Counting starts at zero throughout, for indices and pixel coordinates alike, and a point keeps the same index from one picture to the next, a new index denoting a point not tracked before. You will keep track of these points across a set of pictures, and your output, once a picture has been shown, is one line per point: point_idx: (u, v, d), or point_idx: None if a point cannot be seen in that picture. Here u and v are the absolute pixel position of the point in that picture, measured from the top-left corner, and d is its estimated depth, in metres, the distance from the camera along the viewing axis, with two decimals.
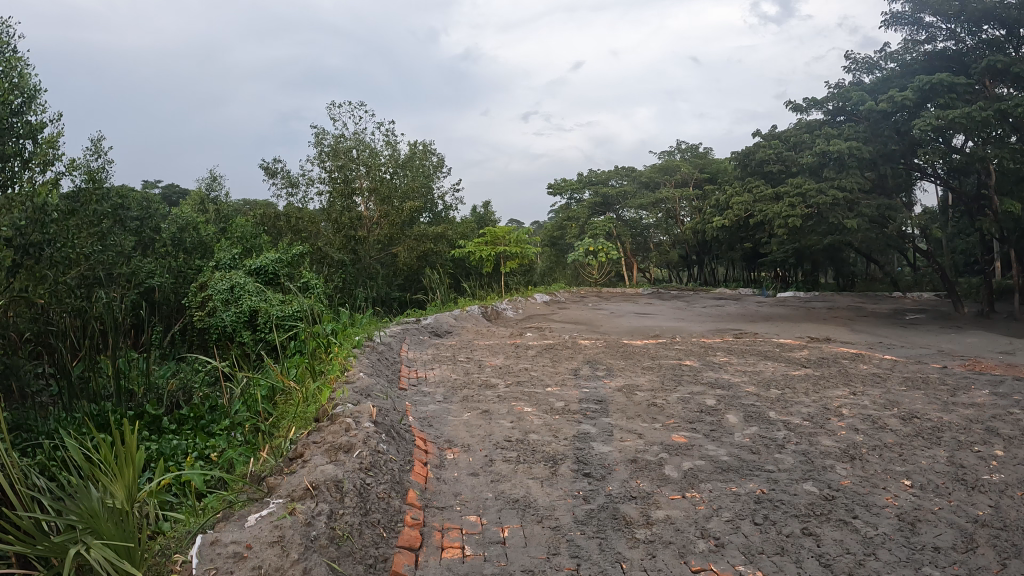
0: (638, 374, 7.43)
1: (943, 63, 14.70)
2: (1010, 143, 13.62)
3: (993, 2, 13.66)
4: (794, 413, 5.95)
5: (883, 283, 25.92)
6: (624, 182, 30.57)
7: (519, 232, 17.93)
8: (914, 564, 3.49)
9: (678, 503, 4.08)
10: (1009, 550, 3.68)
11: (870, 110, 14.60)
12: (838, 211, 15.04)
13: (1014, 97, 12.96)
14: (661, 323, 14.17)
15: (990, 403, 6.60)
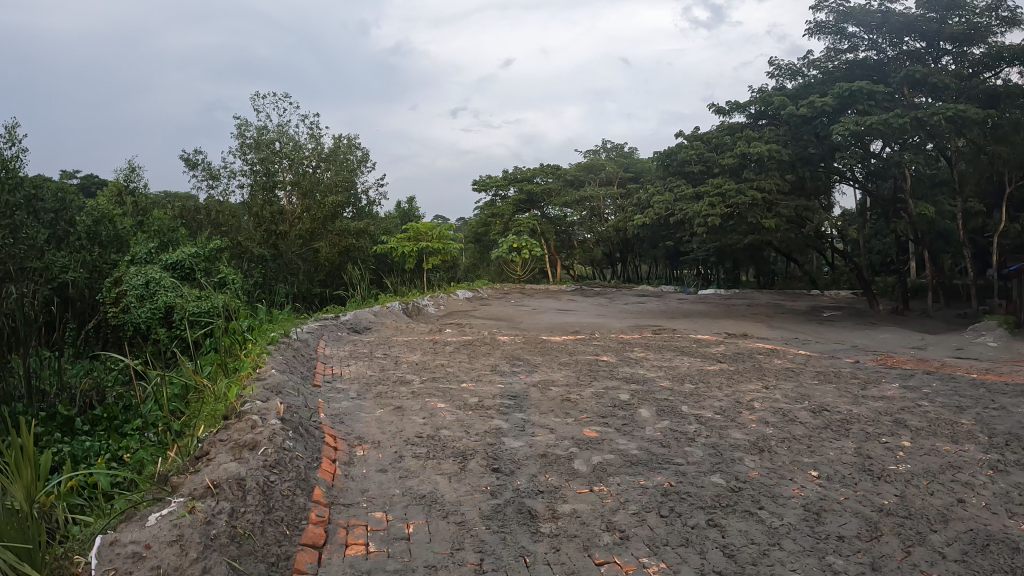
0: (555, 369, 7.51)
1: (864, 71, 15.34)
2: (925, 149, 14.53)
3: (915, 15, 14.25)
4: (706, 407, 6.08)
5: (802, 282, 26.95)
6: (549, 180, 29.06)
7: (442, 229, 18.42)
8: (818, 552, 3.61)
9: (585, 496, 4.13)
10: (912, 538, 3.84)
11: (793, 115, 15.24)
12: (757, 211, 15.32)
13: (932, 107, 13.49)
14: (582, 319, 14.39)
15: (899, 396, 6.92)
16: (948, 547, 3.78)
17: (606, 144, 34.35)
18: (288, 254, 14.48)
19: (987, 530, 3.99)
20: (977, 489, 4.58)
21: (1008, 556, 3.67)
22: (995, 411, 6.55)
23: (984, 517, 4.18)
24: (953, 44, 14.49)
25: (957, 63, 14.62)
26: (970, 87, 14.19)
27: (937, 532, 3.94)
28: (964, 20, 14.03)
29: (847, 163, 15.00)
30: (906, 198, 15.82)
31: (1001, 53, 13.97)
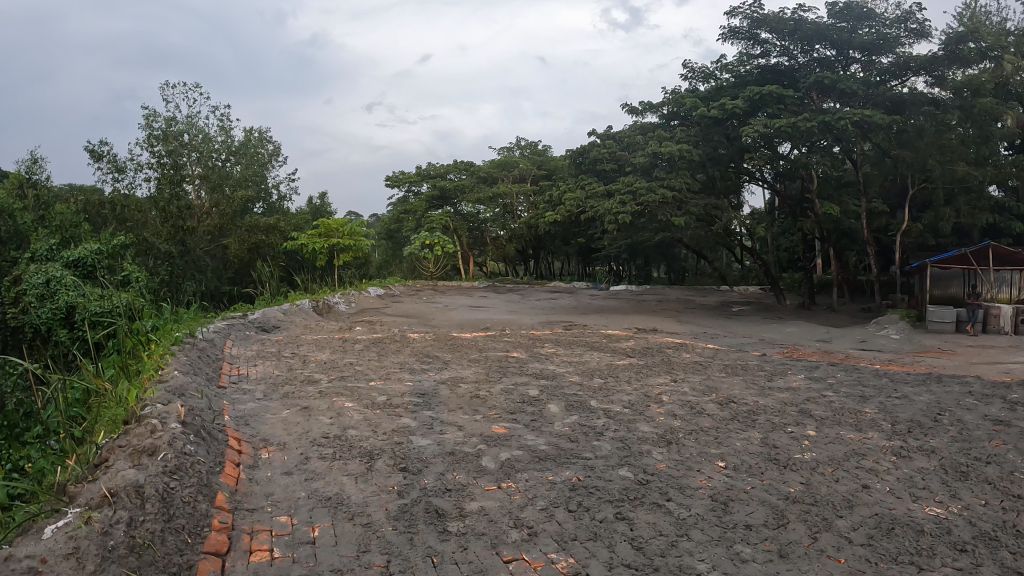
0: (466, 367, 7.59)
1: (774, 77, 15.97)
2: (832, 151, 15.18)
3: (825, 24, 14.81)
4: (615, 401, 6.29)
5: (710, 279, 28.27)
6: (461, 176, 29.52)
7: (353, 225, 18.24)
8: (726, 542, 3.74)
9: (493, 493, 4.20)
10: (817, 525, 4.01)
11: (705, 116, 15.63)
12: (667, 209, 15.76)
13: (838, 111, 14.00)
14: (495, 315, 14.46)
15: (805, 386, 7.30)
16: (853, 531, 3.96)
17: (522, 142, 34.54)
18: (195, 250, 13.75)
19: (890, 514, 4.18)
20: (881, 475, 4.82)
21: (907, 537, 3.86)
22: (896, 400, 6.96)
23: (887, 501, 4.40)
24: (862, 52, 15.15)
25: (865, 71, 15.29)
26: (877, 93, 14.92)
27: (842, 517, 4.12)
28: (874, 31, 14.78)
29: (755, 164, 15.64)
30: (812, 198, 16.87)
31: (906, 63, 14.73)
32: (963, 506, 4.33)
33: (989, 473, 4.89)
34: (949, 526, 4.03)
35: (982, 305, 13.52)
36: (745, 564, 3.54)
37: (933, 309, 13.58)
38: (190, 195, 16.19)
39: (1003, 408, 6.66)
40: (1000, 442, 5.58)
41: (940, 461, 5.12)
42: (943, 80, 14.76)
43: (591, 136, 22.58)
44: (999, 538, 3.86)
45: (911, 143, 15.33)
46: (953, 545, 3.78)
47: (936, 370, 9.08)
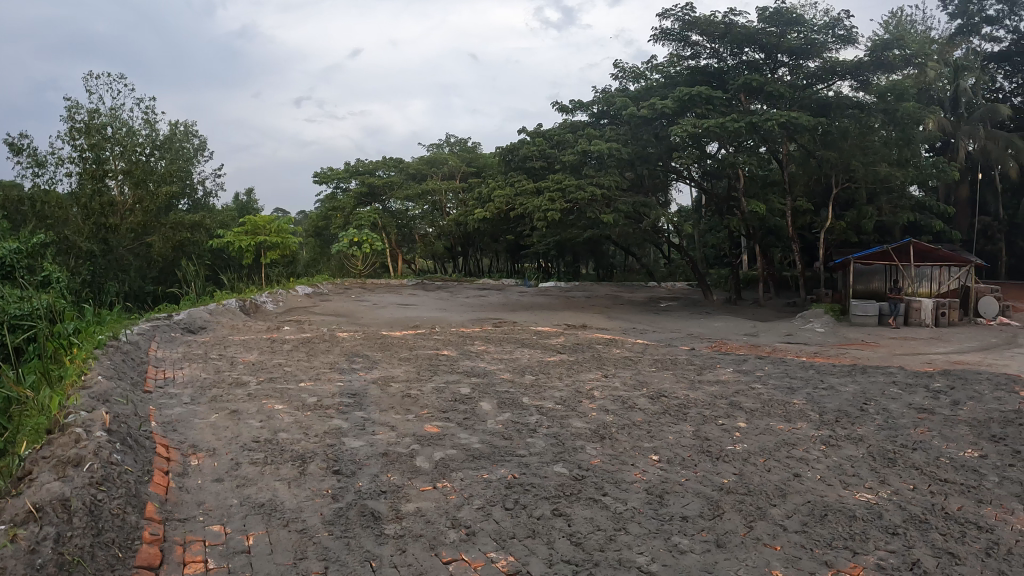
0: (395, 367, 7.63)
1: (704, 78, 16.36)
2: (758, 152, 15.76)
3: (756, 29, 15.19)
4: (545, 398, 6.58)
5: (639, 276, 29.06)
6: (391, 173, 29.32)
7: (281, 221, 17.75)
8: (663, 534, 3.83)
9: (429, 494, 4.21)
10: (752, 513, 4.13)
11: (635, 116, 15.96)
12: (595, 207, 16.03)
13: (764, 113, 14.46)
14: (425, 313, 14.44)
15: (733, 379, 7.84)
16: (787, 518, 4.08)
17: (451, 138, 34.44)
18: (118, 250, 14.01)
19: (822, 501, 4.33)
20: (810, 464, 4.99)
21: (840, 523, 3.99)
22: (822, 391, 7.25)
23: (819, 488, 4.55)
24: (790, 57, 15.63)
25: (792, 74, 15.72)
26: (803, 97, 15.53)
27: (775, 506, 4.25)
28: (802, 35, 15.12)
29: (684, 163, 15.97)
30: (739, 197, 17.56)
31: (833, 68, 15.32)
32: (892, 490, 4.52)
33: (914, 459, 5.11)
34: (881, 510, 4.19)
35: (904, 300, 14.09)
36: (684, 555, 3.62)
37: (858, 304, 14.07)
38: (112, 188, 14.86)
39: (925, 396, 7.00)
40: (925, 429, 5.84)
41: (869, 448, 5.33)
42: (869, 85, 15.32)
43: (521, 134, 22.58)
44: (928, 520, 4.03)
45: (837, 145, 15.97)
46: (885, 529, 3.92)
47: (859, 362, 9.47)
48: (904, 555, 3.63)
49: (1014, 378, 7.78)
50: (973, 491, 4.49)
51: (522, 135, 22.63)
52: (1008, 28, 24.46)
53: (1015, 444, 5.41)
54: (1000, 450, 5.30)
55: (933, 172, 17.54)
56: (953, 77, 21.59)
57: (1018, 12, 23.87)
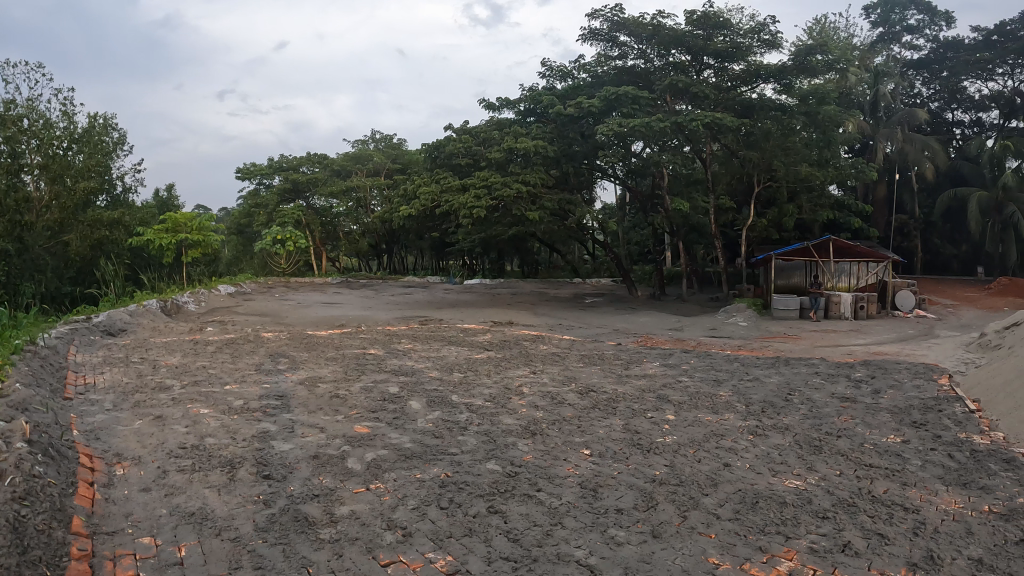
0: (322, 366, 7.51)
1: (631, 78, 16.67)
2: (681, 151, 16.16)
3: (683, 31, 15.57)
4: (475, 396, 6.59)
5: (564, 272, 29.45)
6: (315, 169, 28.75)
7: (203, 219, 17.15)
8: (600, 527, 3.88)
9: (362, 496, 4.14)
10: (684, 503, 4.23)
11: (561, 115, 16.16)
12: (522, 204, 16.10)
13: (689, 114, 14.84)
14: (351, 312, 14.22)
15: (659, 373, 8.03)
16: (720, 507, 4.20)
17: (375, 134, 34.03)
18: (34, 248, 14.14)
19: (751, 489, 4.48)
20: (738, 453, 5.16)
21: (772, 509, 4.13)
22: (747, 383, 7.51)
23: (749, 477, 4.70)
24: (716, 60, 16.04)
25: (717, 77, 16.26)
26: (727, 98, 15.99)
27: (707, 495, 4.37)
28: (728, 39, 15.62)
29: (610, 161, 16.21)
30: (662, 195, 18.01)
31: (757, 71, 15.80)
32: (817, 476, 4.71)
33: (837, 446, 5.34)
34: (810, 496, 4.36)
35: (824, 294, 14.70)
36: (620, 547, 3.68)
37: (780, 298, 14.61)
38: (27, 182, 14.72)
39: (847, 385, 7.33)
40: (848, 417, 6.12)
41: (795, 437, 5.54)
42: (790, 88, 15.87)
43: (448, 131, 22.43)
44: (856, 504, 4.21)
45: (759, 145, 16.54)
46: (816, 513, 4.09)
47: (781, 354, 9.85)
48: (834, 538, 3.78)
49: (928, 367, 8.24)
50: (896, 474, 4.73)
51: (449, 132, 22.53)
52: (928, 37, 26.03)
53: (933, 430, 5.72)
54: (919, 435, 5.60)
55: (851, 172, 18.31)
56: (874, 82, 22.57)
57: (937, 23, 25.62)
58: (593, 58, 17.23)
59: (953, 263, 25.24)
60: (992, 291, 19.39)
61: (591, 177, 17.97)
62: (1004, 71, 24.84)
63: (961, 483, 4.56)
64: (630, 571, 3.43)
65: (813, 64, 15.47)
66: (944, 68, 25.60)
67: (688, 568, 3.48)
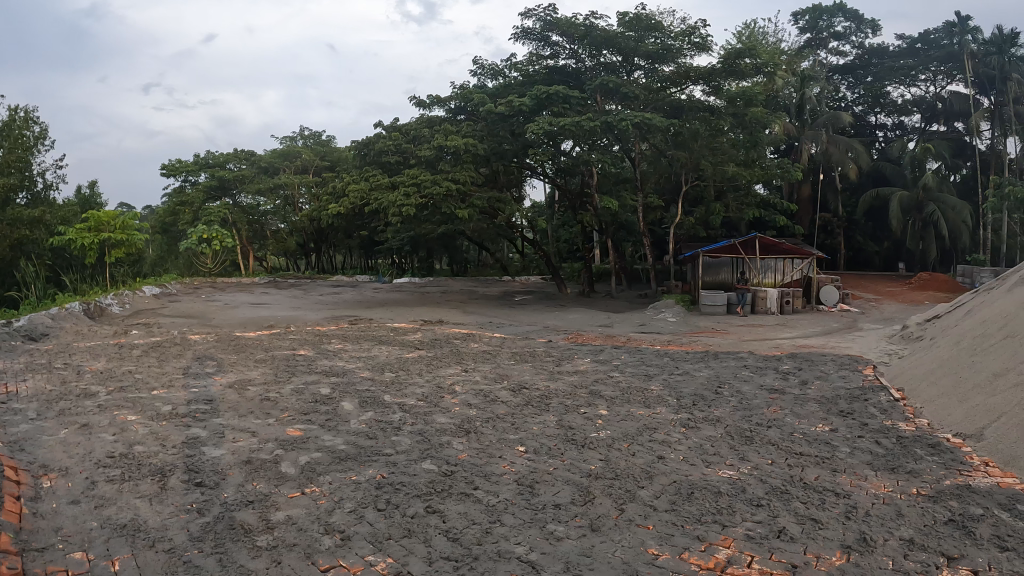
0: (250, 368, 7.33)
1: (561, 77, 16.82)
2: (610, 150, 16.40)
3: (614, 32, 15.77)
4: (408, 395, 6.54)
5: (492, 269, 29.59)
6: (242, 167, 27.53)
7: (126, 217, 16.40)
8: (539, 523, 3.92)
9: (298, 500, 4.06)
10: (621, 497, 4.31)
11: (492, 112, 16.14)
12: (450, 202, 16.02)
13: (618, 114, 15.08)
14: (278, 312, 13.93)
15: (590, 369, 8.14)
16: (657, 499, 4.29)
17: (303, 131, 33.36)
18: None
19: (686, 480, 4.60)
20: (672, 446, 5.29)
21: (707, 500, 4.25)
22: (677, 376, 7.71)
23: (684, 469, 4.82)
24: (646, 61, 16.31)
25: (647, 77, 16.49)
26: (657, 99, 16.32)
27: (644, 488, 4.46)
28: (659, 41, 15.97)
29: (540, 159, 16.34)
30: (591, 193, 18.30)
31: (687, 72, 16.19)
32: (750, 466, 4.87)
33: (767, 436, 5.53)
34: (744, 485, 4.50)
35: (750, 290, 15.19)
36: (561, 542, 3.72)
37: (708, 294, 15.02)
38: None
39: (775, 377, 7.62)
40: (777, 408, 6.34)
41: (726, 428, 5.71)
42: (718, 91, 16.35)
43: (378, 129, 22.06)
44: (789, 491, 4.38)
45: (687, 145, 16.95)
46: (751, 501, 4.23)
47: (709, 348, 10.14)
48: (770, 525, 3.92)
49: (852, 359, 8.62)
50: (826, 461, 4.93)
51: (379, 129, 22.26)
52: (854, 44, 27.26)
53: (860, 418, 5.99)
54: (846, 423, 5.86)
55: (777, 172, 18.86)
56: (800, 85, 23.24)
57: (863, 30, 26.84)
58: (524, 57, 17.32)
59: (875, 259, 26.74)
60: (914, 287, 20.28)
61: (519, 175, 18.09)
62: (926, 77, 26.11)
63: (888, 467, 4.78)
64: (571, 565, 3.46)
65: (742, 67, 15.89)
66: (869, 74, 27.10)
67: (628, 559, 3.55)
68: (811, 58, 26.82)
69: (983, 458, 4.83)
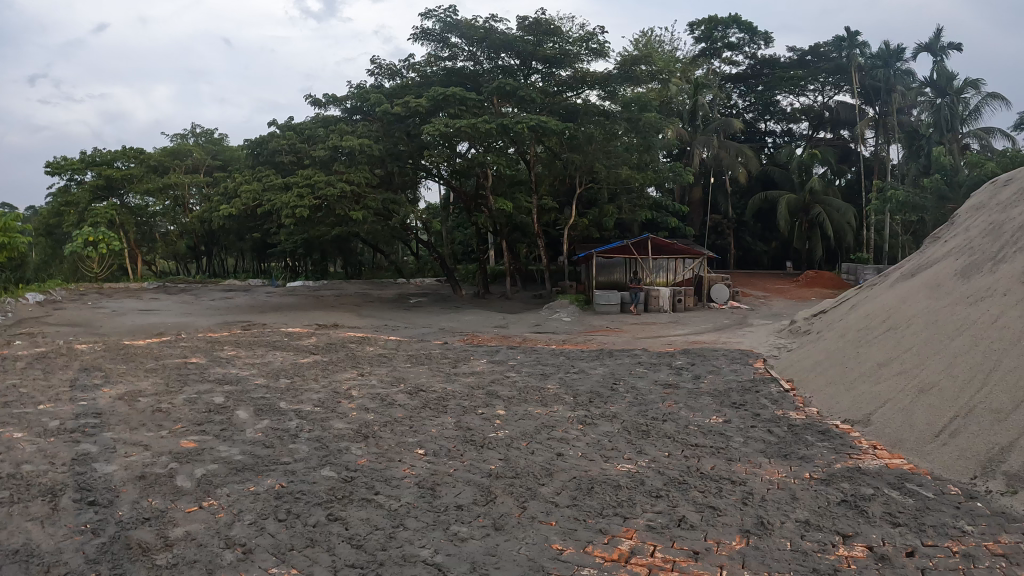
0: (140, 378, 6.93)
1: (459, 79, 16.84)
2: (504, 153, 16.54)
3: (511, 36, 15.91)
4: (304, 401, 6.37)
5: (387, 272, 29.25)
6: (132, 165, 25.14)
7: (8, 218, 15.27)
8: (442, 525, 3.91)
9: (196, 515, 3.87)
10: (523, 495, 4.36)
11: (387, 112, 15.93)
12: (345, 203, 15.67)
13: (512, 117, 15.25)
14: (168, 318, 13.24)
15: (487, 370, 8.20)
16: (558, 495, 4.37)
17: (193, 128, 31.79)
18: None
19: (585, 475, 4.70)
20: (571, 442, 5.40)
21: (607, 493, 4.36)
22: (573, 375, 7.88)
23: (582, 465, 4.93)
24: (543, 65, 16.62)
25: (544, 81, 16.83)
26: (553, 103, 16.63)
27: (545, 485, 4.53)
28: (557, 46, 16.27)
29: (434, 160, 16.29)
30: (486, 195, 18.44)
31: (583, 77, 16.58)
32: (647, 459, 5.05)
33: (662, 429, 5.74)
34: (642, 477, 4.65)
35: (643, 289, 15.72)
36: (465, 542, 3.73)
37: (602, 294, 15.42)
38: None
39: (668, 372, 7.92)
40: (671, 402, 6.60)
41: (622, 423, 5.89)
42: (614, 96, 16.88)
43: (272, 128, 21.22)
44: (687, 481, 4.56)
45: (581, 148, 17.34)
46: (650, 493, 4.37)
47: (604, 346, 10.43)
48: (669, 514, 4.07)
49: (742, 353, 9.06)
50: (720, 451, 5.17)
51: (274, 128, 21.52)
52: (746, 54, 28.65)
53: (752, 409, 6.32)
54: (739, 414, 6.17)
55: (668, 176, 19.60)
56: (693, 92, 24.26)
57: (756, 42, 28.28)
58: (422, 58, 17.22)
59: (762, 258, 28.23)
60: (802, 283, 21.63)
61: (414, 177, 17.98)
62: (814, 88, 27.92)
63: (780, 454, 5.07)
64: (478, 565, 3.47)
65: (637, 74, 16.47)
66: (760, 83, 28.30)
67: (533, 556, 3.59)
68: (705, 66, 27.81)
69: (870, 441, 5.21)
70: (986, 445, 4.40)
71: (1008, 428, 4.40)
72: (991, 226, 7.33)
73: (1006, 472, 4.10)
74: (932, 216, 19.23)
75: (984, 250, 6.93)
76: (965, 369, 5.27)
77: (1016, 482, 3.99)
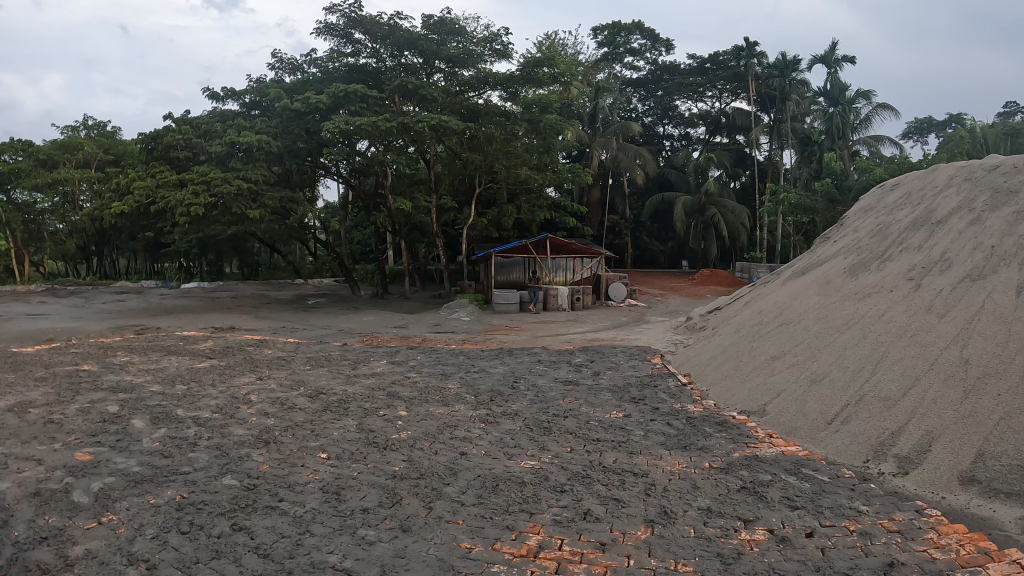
0: (27, 388, 6.45)
1: (361, 76, 16.58)
2: (404, 151, 16.36)
3: (416, 34, 15.76)
4: (201, 408, 6.11)
5: (285, 272, 28.39)
6: (19, 158, 23.84)
7: None
8: (349, 529, 3.84)
9: (95, 532, 3.64)
10: (429, 496, 4.33)
11: (286, 109, 15.46)
12: (241, 201, 15.08)
13: (414, 115, 15.12)
14: (57, 323, 12.40)
15: (388, 370, 8.11)
16: (464, 494, 4.38)
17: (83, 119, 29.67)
18: None
19: (490, 473, 4.74)
20: (474, 441, 5.42)
21: (513, 490, 4.41)
22: (475, 374, 7.91)
23: (487, 463, 4.95)
24: (446, 64, 16.56)
25: (446, 81, 16.79)
26: (454, 102, 16.60)
27: (451, 485, 4.53)
28: (461, 45, 16.28)
29: (334, 158, 15.92)
30: (385, 194, 18.22)
31: (485, 78, 16.63)
32: (550, 455, 5.13)
33: (564, 425, 5.85)
34: (546, 473, 4.73)
35: (544, 288, 15.94)
36: (373, 545, 3.68)
37: (502, 294, 15.53)
38: None
39: (569, 369, 8.08)
40: (573, 399, 6.73)
41: (525, 421, 5.96)
42: (515, 96, 17.03)
43: (168, 121, 19.38)
44: (591, 475, 4.67)
45: (482, 148, 17.39)
46: (555, 488, 4.46)
47: (506, 344, 10.51)
48: (575, 508, 4.15)
49: (641, 349, 9.34)
50: (622, 445, 5.32)
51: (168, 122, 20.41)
52: (648, 60, 29.59)
53: (651, 403, 6.53)
54: (639, 408, 6.37)
55: (568, 177, 19.95)
56: (594, 96, 24.87)
57: (657, 48, 29.23)
58: (324, 53, 16.81)
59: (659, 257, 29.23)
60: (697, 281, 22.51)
61: (312, 174, 17.52)
62: (712, 94, 29.23)
63: (679, 446, 5.28)
64: (387, 568, 3.44)
65: (540, 76, 16.69)
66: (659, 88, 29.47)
67: (443, 556, 3.58)
68: (607, 70, 28.54)
69: (766, 430, 5.49)
70: (877, 430, 4.75)
71: (896, 414, 4.78)
72: (877, 228, 7.89)
73: (895, 455, 4.45)
74: (821, 218, 20.46)
75: (871, 250, 7.46)
76: (855, 361, 5.67)
77: (906, 463, 4.34)
